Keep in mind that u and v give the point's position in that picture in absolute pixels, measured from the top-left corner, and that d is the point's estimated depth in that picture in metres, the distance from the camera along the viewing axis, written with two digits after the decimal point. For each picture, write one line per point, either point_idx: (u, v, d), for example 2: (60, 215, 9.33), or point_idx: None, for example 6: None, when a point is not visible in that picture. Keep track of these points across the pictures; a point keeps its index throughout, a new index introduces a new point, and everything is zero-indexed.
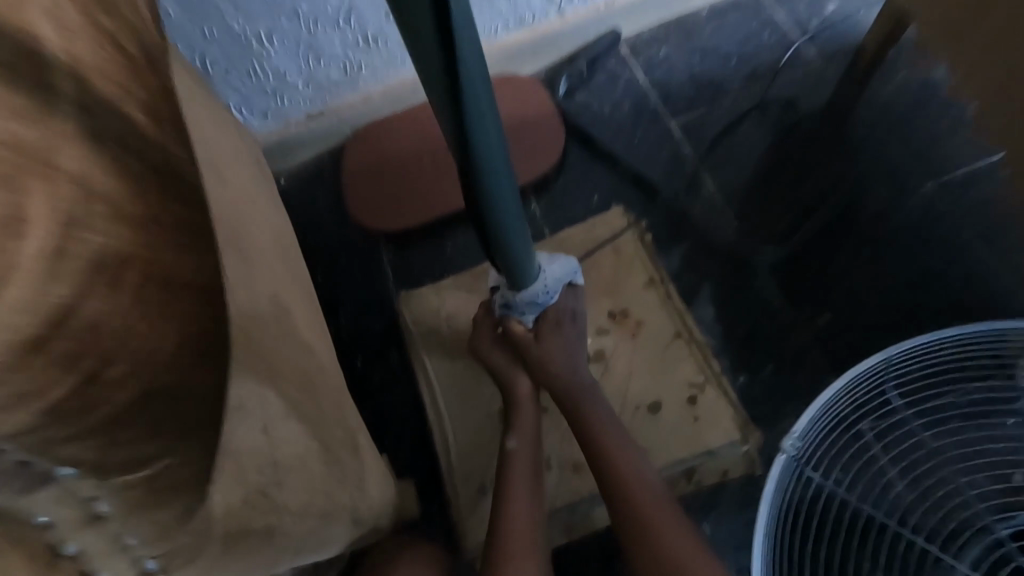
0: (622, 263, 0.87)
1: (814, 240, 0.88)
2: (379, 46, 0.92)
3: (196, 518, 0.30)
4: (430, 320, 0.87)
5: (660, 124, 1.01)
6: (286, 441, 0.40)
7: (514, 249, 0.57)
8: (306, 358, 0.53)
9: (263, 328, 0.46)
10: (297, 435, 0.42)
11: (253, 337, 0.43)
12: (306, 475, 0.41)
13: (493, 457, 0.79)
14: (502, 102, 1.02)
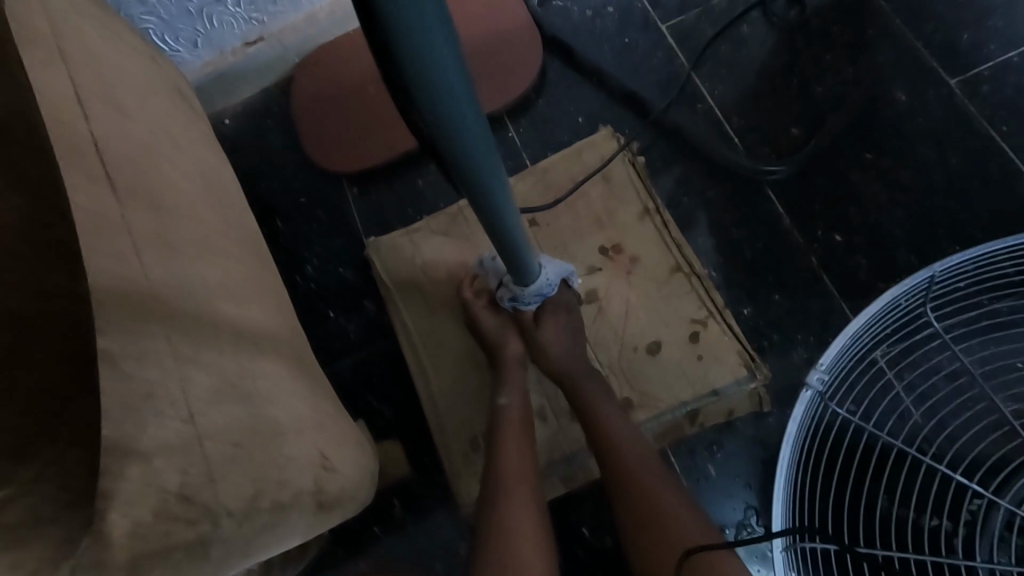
0: (613, 192, 0.79)
1: (824, 154, 0.79)
2: None
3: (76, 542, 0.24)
4: (404, 269, 0.79)
5: (649, 30, 0.89)
6: (215, 426, 0.33)
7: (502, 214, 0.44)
8: (250, 323, 0.46)
9: (180, 294, 0.38)
10: (232, 417, 0.35)
11: (165, 306, 0.35)
12: (249, 463, 0.34)
13: (483, 409, 0.73)
14: (469, 14, 0.89)
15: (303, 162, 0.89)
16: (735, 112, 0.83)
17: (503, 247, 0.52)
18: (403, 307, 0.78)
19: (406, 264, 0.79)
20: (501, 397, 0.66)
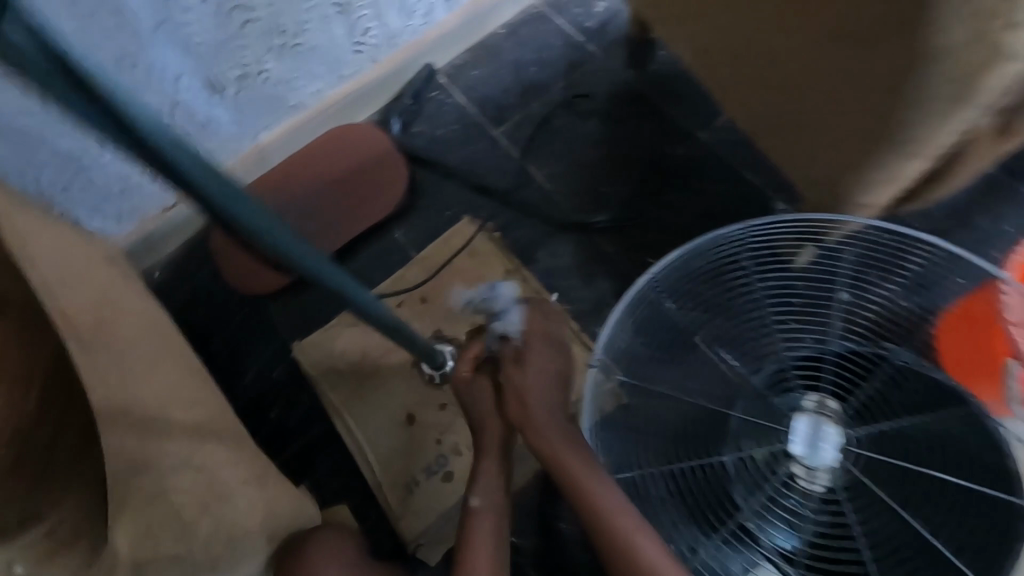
0: (479, 262, 1.00)
1: (630, 200, 1.05)
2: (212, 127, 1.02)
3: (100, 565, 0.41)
4: (327, 359, 0.95)
5: (487, 136, 1.16)
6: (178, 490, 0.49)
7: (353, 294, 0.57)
8: (197, 417, 0.61)
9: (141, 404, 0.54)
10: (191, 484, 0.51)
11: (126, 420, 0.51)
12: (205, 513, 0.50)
13: (412, 459, 0.88)
14: (347, 148, 1.12)
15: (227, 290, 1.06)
16: (560, 182, 1.09)
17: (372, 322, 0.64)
18: (329, 391, 0.94)
19: (327, 355, 0.96)
20: (472, 499, 0.66)
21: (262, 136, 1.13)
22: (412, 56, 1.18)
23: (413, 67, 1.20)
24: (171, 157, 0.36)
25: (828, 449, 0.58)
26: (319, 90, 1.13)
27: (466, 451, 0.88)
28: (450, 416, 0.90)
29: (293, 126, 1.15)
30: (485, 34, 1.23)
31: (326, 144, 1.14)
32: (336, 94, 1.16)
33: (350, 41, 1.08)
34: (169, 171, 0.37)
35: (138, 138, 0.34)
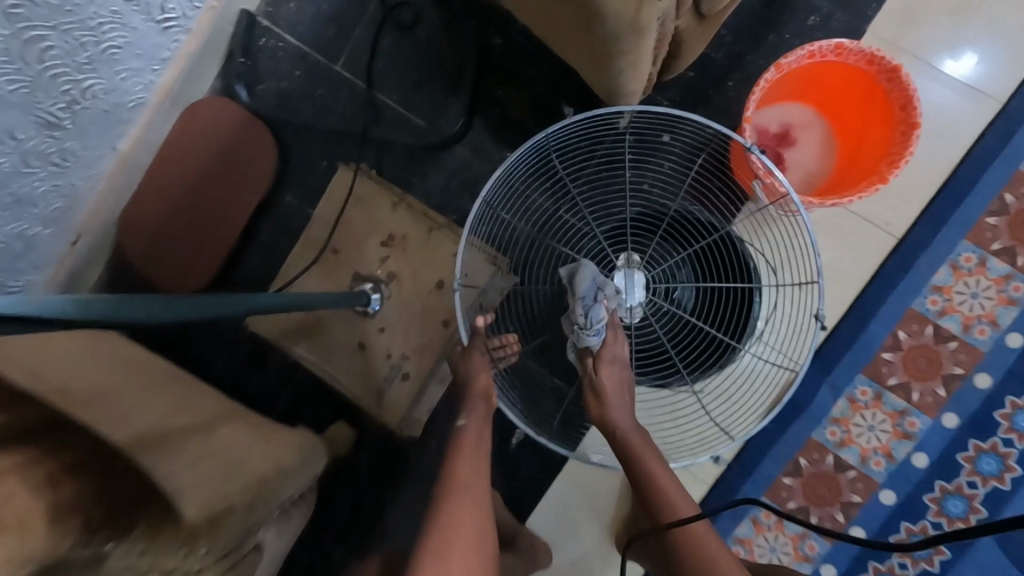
0: (367, 203, 1.14)
1: (475, 102, 1.15)
2: (73, 160, 1.06)
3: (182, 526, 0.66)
4: (276, 325, 1.14)
5: (330, 74, 1.19)
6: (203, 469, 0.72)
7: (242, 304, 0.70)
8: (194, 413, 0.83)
9: (153, 423, 0.74)
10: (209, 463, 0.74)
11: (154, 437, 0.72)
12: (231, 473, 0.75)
13: (375, 374, 1.12)
14: (206, 131, 1.17)
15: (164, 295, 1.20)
16: (412, 104, 1.17)
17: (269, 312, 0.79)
18: (291, 347, 1.14)
19: (277, 323, 1.14)
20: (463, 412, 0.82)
21: (119, 148, 1.14)
22: (222, 10, 1.14)
23: (228, 19, 1.17)
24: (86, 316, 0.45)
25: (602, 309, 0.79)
26: (150, 82, 1.11)
27: (410, 355, 1.11)
28: (390, 335, 1.12)
29: (144, 126, 1.16)
30: None
31: (181, 133, 1.17)
32: (168, 79, 1.15)
33: (154, 21, 1.03)
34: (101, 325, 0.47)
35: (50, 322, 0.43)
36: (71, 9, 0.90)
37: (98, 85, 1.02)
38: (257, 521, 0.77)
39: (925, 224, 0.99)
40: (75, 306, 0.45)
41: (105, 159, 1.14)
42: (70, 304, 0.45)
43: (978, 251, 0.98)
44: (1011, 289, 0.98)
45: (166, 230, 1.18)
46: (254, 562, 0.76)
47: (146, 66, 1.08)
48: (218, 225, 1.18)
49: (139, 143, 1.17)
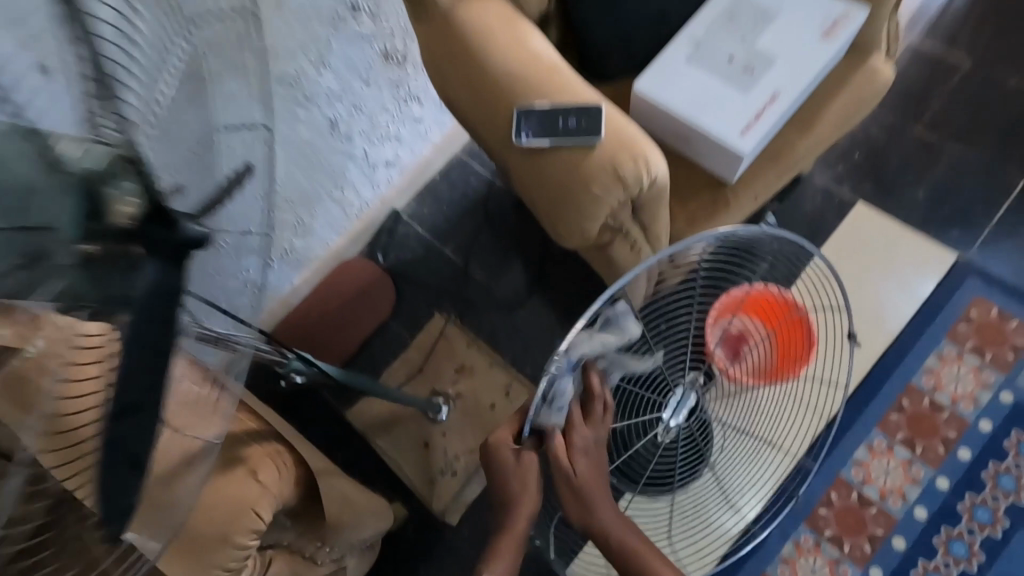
0: (451, 341, 1.62)
1: (535, 281, 1.64)
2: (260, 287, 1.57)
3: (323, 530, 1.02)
4: (370, 417, 1.54)
5: (440, 251, 1.71)
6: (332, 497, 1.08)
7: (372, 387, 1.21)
8: (327, 461, 1.22)
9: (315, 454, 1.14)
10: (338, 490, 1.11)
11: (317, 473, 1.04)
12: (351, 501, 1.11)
13: (430, 468, 1.49)
14: (348, 277, 1.64)
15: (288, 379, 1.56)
16: (493, 278, 1.66)
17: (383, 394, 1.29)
18: (374, 435, 1.52)
19: (368, 417, 1.54)
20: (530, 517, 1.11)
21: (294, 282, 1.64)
22: (381, 206, 1.71)
23: (383, 211, 1.73)
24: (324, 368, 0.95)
25: (570, 381, 0.71)
26: (325, 245, 1.63)
27: (461, 456, 1.49)
28: (450, 438, 1.51)
29: (310, 271, 1.64)
30: (427, 177, 1.77)
31: (335, 274, 1.64)
32: (338, 243, 1.67)
33: (344, 210, 1.61)
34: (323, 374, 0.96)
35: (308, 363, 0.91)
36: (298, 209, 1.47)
37: (297, 249, 1.56)
38: (353, 545, 1.12)
39: (848, 412, 1.36)
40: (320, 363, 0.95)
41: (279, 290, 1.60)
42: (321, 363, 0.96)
43: (886, 438, 1.34)
44: (914, 471, 1.31)
45: (302, 334, 1.59)
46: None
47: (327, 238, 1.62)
48: (343, 341, 1.61)
49: (307, 283, 1.64)
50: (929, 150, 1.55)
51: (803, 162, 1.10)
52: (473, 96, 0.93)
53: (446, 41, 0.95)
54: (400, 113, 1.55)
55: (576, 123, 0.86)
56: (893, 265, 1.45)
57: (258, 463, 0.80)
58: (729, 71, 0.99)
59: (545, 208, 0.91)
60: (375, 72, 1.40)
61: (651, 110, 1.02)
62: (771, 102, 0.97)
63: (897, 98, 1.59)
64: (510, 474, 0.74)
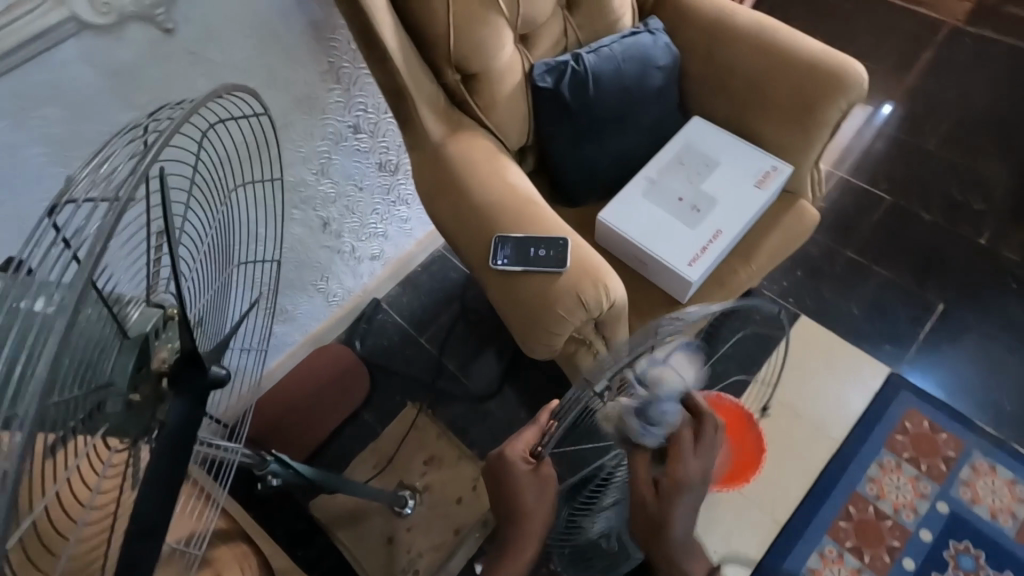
0: (421, 430, 1.64)
1: (506, 375, 1.71)
2: None
3: None
4: (335, 509, 1.52)
5: (417, 341, 1.78)
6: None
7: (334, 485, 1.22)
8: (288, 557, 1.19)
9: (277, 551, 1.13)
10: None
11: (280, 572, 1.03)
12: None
13: (392, 566, 1.46)
14: (323, 364, 1.67)
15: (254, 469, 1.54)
16: (466, 369, 1.73)
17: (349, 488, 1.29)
18: (337, 528, 1.50)
19: (333, 510, 1.52)
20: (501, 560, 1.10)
21: (271, 365, 1.66)
22: (364, 295, 1.80)
23: (365, 301, 1.81)
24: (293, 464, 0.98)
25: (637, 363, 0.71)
26: (305, 330, 1.69)
27: (425, 554, 1.47)
28: (414, 534, 1.50)
29: (287, 356, 1.69)
30: (408, 269, 1.88)
31: (313, 362, 1.67)
32: (318, 328, 1.72)
33: (326, 299, 1.69)
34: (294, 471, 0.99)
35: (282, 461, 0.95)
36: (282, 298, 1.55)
37: (277, 334, 1.61)
38: None
39: (800, 516, 1.42)
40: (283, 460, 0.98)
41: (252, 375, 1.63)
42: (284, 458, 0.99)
43: (836, 545, 1.39)
44: None
45: (271, 422, 1.59)
46: None
47: (307, 324, 1.68)
48: (313, 428, 1.61)
49: (282, 368, 1.68)
50: (861, 271, 1.74)
51: (746, 286, 1.24)
52: (458, 221, 1.06)
53: (436, 173, 1.10)
54: (388, 213, 1.68)
55: (545, 253, 0.98)
56: (834, 375, 1.58)
57: (229, 567, 0.82)
58: (679, 210, 1.15)
59: (515, 323, 1.00)
60: (370, 180, 1.54)
61: (613, 237, 1.16)
62: (714, 239, 1.12)
63: (832, 225, 1.81)
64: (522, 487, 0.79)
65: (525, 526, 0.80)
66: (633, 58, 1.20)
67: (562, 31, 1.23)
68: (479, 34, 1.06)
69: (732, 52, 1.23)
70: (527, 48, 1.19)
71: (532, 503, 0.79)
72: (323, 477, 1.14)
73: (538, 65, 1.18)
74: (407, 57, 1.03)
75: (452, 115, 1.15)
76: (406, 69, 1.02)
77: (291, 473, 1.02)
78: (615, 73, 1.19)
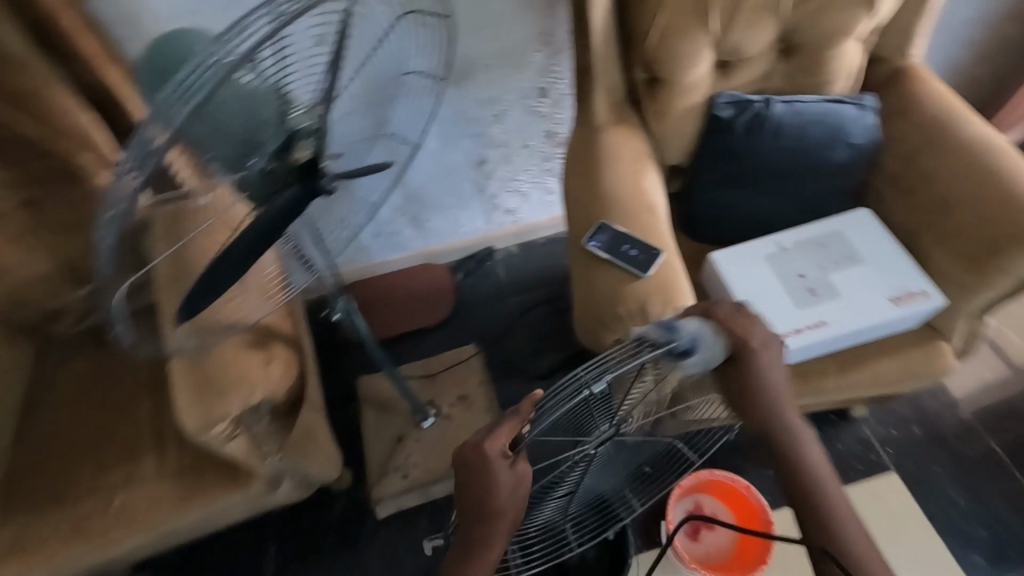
0: (470, 369, 1.76)
1: (564, 366, 1.76)
2: (360, 250, 1.82)
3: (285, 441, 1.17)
4: (374, 390, 1.69)
5: (505, 298, 1.92)
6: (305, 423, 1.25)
7: (382, 361, 1.39)
8: (319, 398, 1.39)
9: (314, 386, 1.33)
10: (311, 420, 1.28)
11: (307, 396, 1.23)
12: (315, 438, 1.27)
13: (391, 459, 1.58)
14: (425, 276, 1.88)
15: (334, 328, 1.79)
16: (532, 343, 1.82)
17: (392, 374, 1.45)
18: (366, 406, 1.67)
19: (371, 389, 1.69)
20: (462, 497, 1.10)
21: (386, 258, 1.90)
22: (484, 240, 1.96)
23: (482, 245, 1.97)
24: (356, 319, 1.16)
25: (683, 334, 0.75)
26: (424, 244, 1.90)
27: (419, 465, 1.57)
28: (419, 445, 1.60)
29: (400, 257, 1.91)
30: (530, 238, 2.01)
31: (418, 271, 1.89)
32: (436, 247, 1.93)
33: (453, 226, 1.88)
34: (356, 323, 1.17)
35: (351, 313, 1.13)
36: (419, 207, 1.75)
37: (401, 235, 1.83)
38: (298, 474, 1.26)
39: None
40: (351, 315, 1.16)
41: (368, 258, 1.88)
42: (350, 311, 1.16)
43: None
44: None
45: (365, 300, 1.84)
46: (265, 489, 1.20)
47: (428, 240, 1.89)
48: (392, 322, 1.83)
49: (393, 265, 1.91)
50: (992, 465, 1.47)
51: (827, 395, 1.15)
52: (578, 197, 1.13)
53: (583, 150, 1.18)
54: (538, 179, 1.81)
55: (636, 254, 1.02)
56: (903, 550, 1.35)
57: (278, 360, 1.06)
58: (792, 285, 1.10)
59: (582, 306, 1.05)
60: (535, 142, 1.67)
61: (714, 280, 1.14)
62: (813, 327, 1.06)
63: (987, 402, 1.54)
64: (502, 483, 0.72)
65: (495, 521, 0.77)
66: (824, 125, 1.15)
67: (766, 73, 1.21)
68: (681, 45, 1.10)
69: (937, 160, 1.12)
70: (723, 75, 1.20)
71: (509, 499, 0.74)
72: (375, 347, 1.31)
73: (726, 94, 1.18)
74: (608, 39, 1.10)
75: (623, 109, 1.21)
76: (603, 48, 1.10)
77: (353, 322, 1.20)
78: (797, 132, 1.15)
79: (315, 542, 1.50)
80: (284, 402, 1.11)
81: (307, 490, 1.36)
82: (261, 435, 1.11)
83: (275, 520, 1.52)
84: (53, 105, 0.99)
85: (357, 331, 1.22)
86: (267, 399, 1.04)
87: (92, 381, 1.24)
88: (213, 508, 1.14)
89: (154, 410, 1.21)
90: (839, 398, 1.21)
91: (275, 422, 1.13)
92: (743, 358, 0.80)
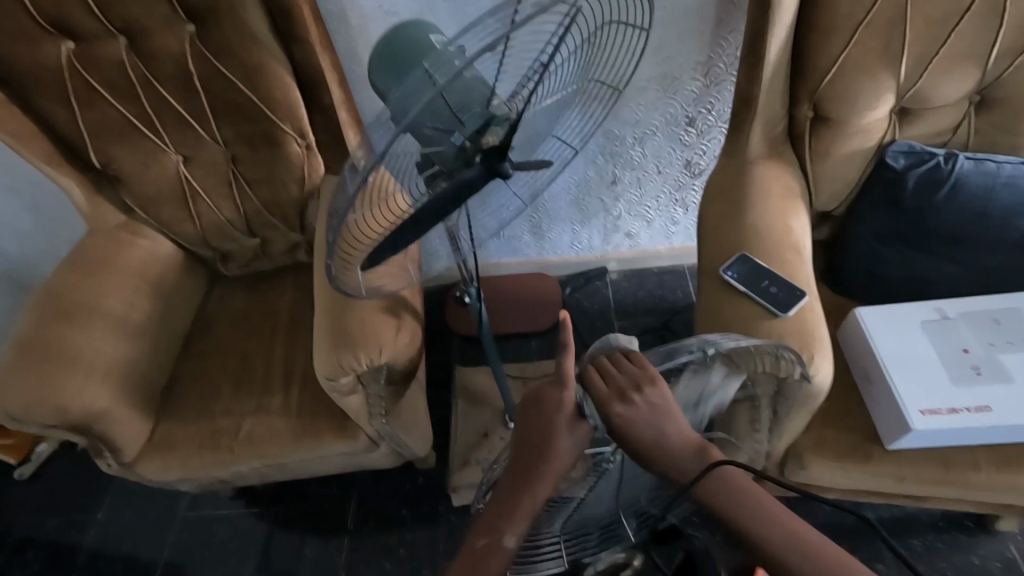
0: None
1: None
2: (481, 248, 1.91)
3: (394, 410, 1.25)
4: (469, 383, 1.73)
5: (611, 321, 1.90)
6: (411, 396, 1.33)
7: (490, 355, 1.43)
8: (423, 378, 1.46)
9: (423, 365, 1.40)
10: (415, 393, 1.35)
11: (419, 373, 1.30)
12: (415, 414, 1.34)
13: (474, 450, 1.60)
14: (537, 284, 1.91)
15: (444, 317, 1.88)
16: None
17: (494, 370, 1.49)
18: (460, 396, 1.71)
19: (466, 382, 1.73)
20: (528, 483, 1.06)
21: (502, 260, 1.96)
22: (599, 258, 1.96)
23: (595, 263, 1.97)
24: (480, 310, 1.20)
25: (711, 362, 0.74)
26: (539, 253, 1.95)
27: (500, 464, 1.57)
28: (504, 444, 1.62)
29: (513, 261, 1.97)
30: (645, 265, 1.99)
31: (530, 278, 1.92)
32: (551, 258, 1.96)
33: (572, 240, 1.90)
34: (480, 313, 1.22)
35: (479, 301, 1.18)
36: (543, 215, 1.80)
37: (520, 240, 1.89)
38: (397, 442, 1.33)
39: None
40: (478, 306, 1.20)
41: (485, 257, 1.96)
42: (479, 303, 1.20)
43: None
44: None
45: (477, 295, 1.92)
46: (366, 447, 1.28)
47: (544, 249, 1.93)
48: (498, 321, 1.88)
49: (506, 267, 1.97)
50: None
51: (976, 491, 1.01)
52: (718, 227, 1.10)
53: (730, 180, 1.15)
54: (666, 207, 1.79)
55: (774, 291, 0.98)
56: None
57: (410, 333, 1.12)
58: (953, 359, 0.98)
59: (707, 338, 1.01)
60: (670, 170, 1.66)
61: (857, 338, 1.04)
62: (973, 410, 0.94)
63: None
64: (532, 493, 0.69)
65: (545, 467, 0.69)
66: (1017, 190, 1.04)
67: (955, 126, 1.12)
68: (859, 86, 1.06)
69: None
70: (902, 123, 1.12)
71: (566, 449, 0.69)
72: (487, 340, 1.36)
73: (899, 143, 1.10)
74: (780, 73, 1.07)
75: (780, 145, 1.17)
76: (774, 79, 1.07)
77: (476, 311, 1.24)
78: (983, 193, 1.05)
79: (393, 510, 1.57)
80: (406, 375, 1.17)
81: (397, 460, 1.42)
82: (378, 399, 1.19)
83: (360, 482, 1.62)
84: (274, 81, 1.17)
85: (478, 321, 1.26)
86: (392, 365, 1.12)
87: (248, 315, 1.40)
88: (320, 450, 1.25)
89: (287, 354, 1.33)
90: (987, 499, 1.05)
91: (395, 392, 1.20)
92: (623, 410, 0.66)
